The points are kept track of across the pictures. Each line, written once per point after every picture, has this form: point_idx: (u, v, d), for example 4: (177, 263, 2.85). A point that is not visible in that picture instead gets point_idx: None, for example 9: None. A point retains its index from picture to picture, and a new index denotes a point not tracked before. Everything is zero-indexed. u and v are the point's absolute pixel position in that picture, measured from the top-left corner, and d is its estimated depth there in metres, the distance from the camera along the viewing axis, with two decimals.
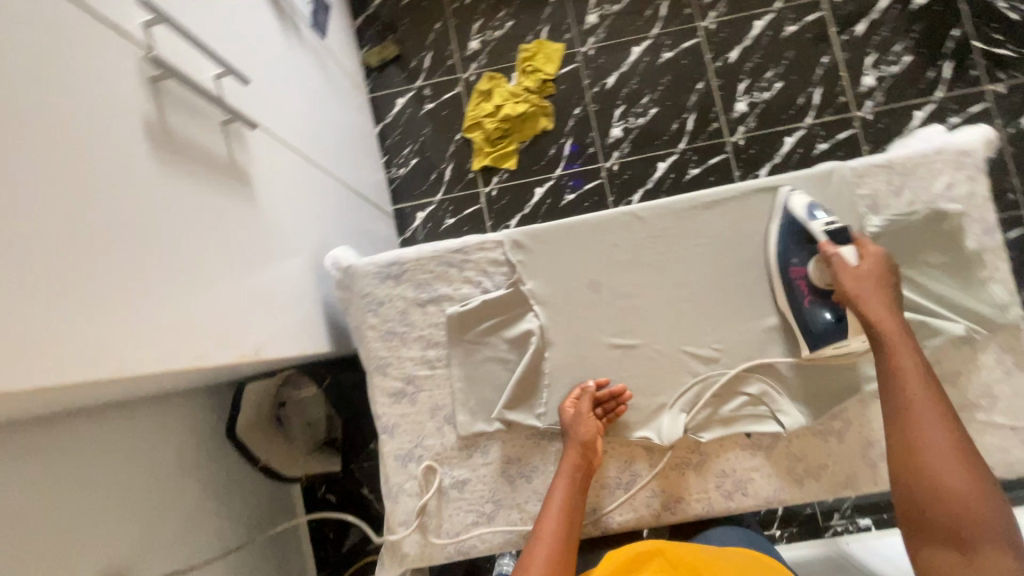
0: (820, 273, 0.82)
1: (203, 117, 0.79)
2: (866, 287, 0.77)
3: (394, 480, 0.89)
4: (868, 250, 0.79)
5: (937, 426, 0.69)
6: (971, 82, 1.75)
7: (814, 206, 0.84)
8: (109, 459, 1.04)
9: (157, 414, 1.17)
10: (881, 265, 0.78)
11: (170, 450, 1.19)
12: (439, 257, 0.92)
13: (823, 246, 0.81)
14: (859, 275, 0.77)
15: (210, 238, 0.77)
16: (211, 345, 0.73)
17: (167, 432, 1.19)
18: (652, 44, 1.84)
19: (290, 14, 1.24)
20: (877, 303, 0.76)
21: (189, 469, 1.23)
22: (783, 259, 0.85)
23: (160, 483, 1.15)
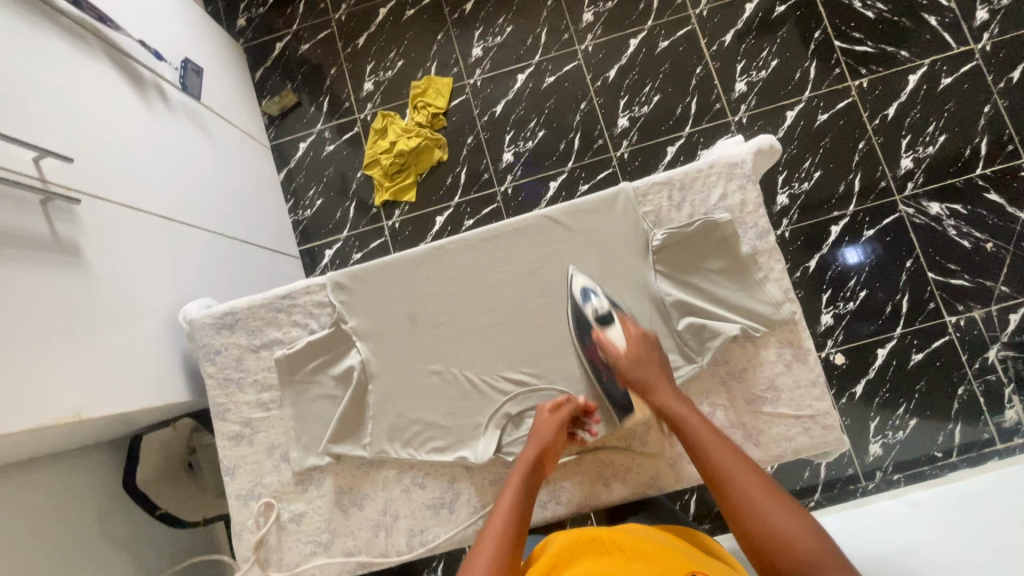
0: (603, 356, 0.90)
1: (13, 200, 0.85)
2: (648, 370, 0.86)
3: (238, 519, 0.94)
4: (631, 332, 0.89)
5: (747, 476, 0.74)
6: (836, 79, 1.84)
7: (589, 289, 0.91)
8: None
9: (46, 475, 1.21)
10: (651, 340, 0.88)
11: (61, 506, 1.23)
12: (268, 304, 0.98)
13: (597, 332, 0.90)
14: (631, 357, 0.87)
15: (20, 311, 0.82)
16: (15, 413, 0.77)
17: (59, 491, 1.23)
18: (535, 71, 1.93)
19: (153, 83, 1.32)
20: (647, 377, 0.85)
21: (86, 525, 1.27)
22: (580, 343, 0.92)
23: (54, 541, 1.19)
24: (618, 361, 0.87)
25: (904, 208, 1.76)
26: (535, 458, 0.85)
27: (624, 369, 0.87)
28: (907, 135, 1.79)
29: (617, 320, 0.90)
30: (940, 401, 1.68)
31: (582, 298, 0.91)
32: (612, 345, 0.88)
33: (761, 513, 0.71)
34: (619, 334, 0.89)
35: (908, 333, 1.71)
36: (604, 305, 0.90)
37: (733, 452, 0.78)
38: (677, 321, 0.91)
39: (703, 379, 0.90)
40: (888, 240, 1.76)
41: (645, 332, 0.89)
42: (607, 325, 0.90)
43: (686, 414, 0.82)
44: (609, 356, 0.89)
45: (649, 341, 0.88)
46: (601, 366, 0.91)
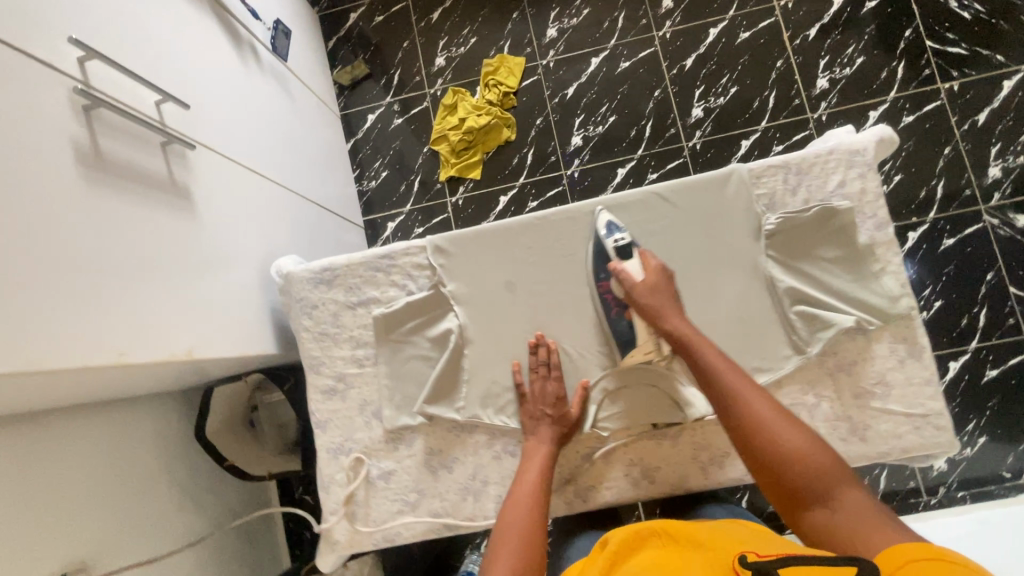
0: (619, 288, 0.89)
1: (139, 140, 0.86)
2: (662, 301, 0.85)
3: (326, 471, 0.95)
4: (650, 265, 0.89)
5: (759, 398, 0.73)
6: (925, 81, 1.78)
7: (614, 224, 0.92)
8: (71, 453, 1.10)
9: (121, 414, 1.23)
10: (667, 278, 0.88)
11: (140, 447, 1.27)
12: (367, 262, 0.98)
13: (614, 262, 0.89)
14: (648, 287, 0.86)
15: (142, 248, 0.84)
16: (138, 346, 0.79)
17: (131, 431, 1.25)
18: (610, 55, 1.90)
19: (248, 40, 1.33)
20: (660, 305, 0.85)
21: (155, 468, 1.30)
22: (594, 279, 0.92)
23: (127, 479, 1.22)
24: (635, 290, 0.86)
25: (988, 218, 1.70)
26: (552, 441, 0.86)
27: (638, 296, 0.86)
28: (997, 143, 1.72)
29: (636, 254, 0.90)
30: (1012, 421, 1.62)
31: (607, 230, 0.92)
32: (627, 275, 0.87)
33: (772, 431, 0.70)
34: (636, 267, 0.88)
35: (982, 348, 1.65)
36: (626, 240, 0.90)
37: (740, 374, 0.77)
38: (787, 308, 0.89)
39: (811, 369, 0.88)
40: (969, 251, 1.69)
41: (664, 266, 0.89)
42: (625, 258, 0.89)
43: (689, 331, 0.82)
44: (623, 289, 0.88)
45: (665, 275, 0.88)
46: (612, 301, 0.92)
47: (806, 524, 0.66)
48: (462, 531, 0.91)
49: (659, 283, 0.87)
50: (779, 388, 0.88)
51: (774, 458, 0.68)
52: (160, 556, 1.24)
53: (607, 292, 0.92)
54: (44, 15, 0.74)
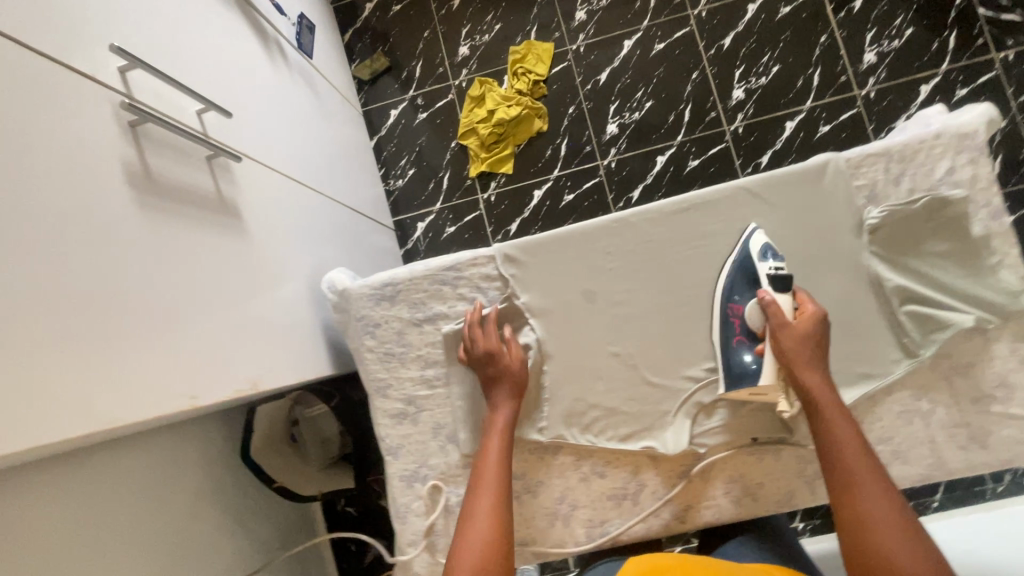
0: (757, 316, 0.80)
1: (186, 156, 0.78)
2: (801, 353, 0.75)
3: (401, 500, 0.89)
4: (806, 310, 0.78)
5: (877, 492, 0.66)
6: (978, 51, 1.69)
7: (770, 248, 0.81)
8: (136, 490, 1.04)
9: (180, 441, 1.17)
10: (817, 328, 0.77)
11: (199, 473, 1.21)
12: (432, 275, 0.91)
13: (762, 290, 0.79)
14: (797, 332, 0.76)
15: (201, 276, 0.77)
16: (209, 385, 0.74)
17: (190, 459, 1.19)
18: (643, 37, 1.81)
19: (274, 37, 1.24)
20: (805, 359, 0.75)
21: (212, 496, 1.24)
22: (726, 294, 0.83)
23: (188, 510, 1.16)
24: (782, 328, 0.76)
25: None
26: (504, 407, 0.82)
27: (782, 339, 0.76)
28: None
29: (791, 292, 0.79)
30: None
31: (761, 254, 0.81)
32: (777, 309, 0.77)
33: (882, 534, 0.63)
34: (781, 304, 0.77)
35: None
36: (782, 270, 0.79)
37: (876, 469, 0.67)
38: (896, 308, 0.82)
39: (923, 373, 0.82)
40: None
41: (822, 315, 0.78)
42: (778, 288, 0.79)
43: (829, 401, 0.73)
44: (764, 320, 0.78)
45: (819, 324, 0.77)
46: (738, 326, 0.82)
47: None
48: (552, 559, 0.86)
49: (807, 335, 0.76)
50: (889, 395, 0.82)
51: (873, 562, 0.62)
52: None
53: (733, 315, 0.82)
54: (81, 23, 0.66)
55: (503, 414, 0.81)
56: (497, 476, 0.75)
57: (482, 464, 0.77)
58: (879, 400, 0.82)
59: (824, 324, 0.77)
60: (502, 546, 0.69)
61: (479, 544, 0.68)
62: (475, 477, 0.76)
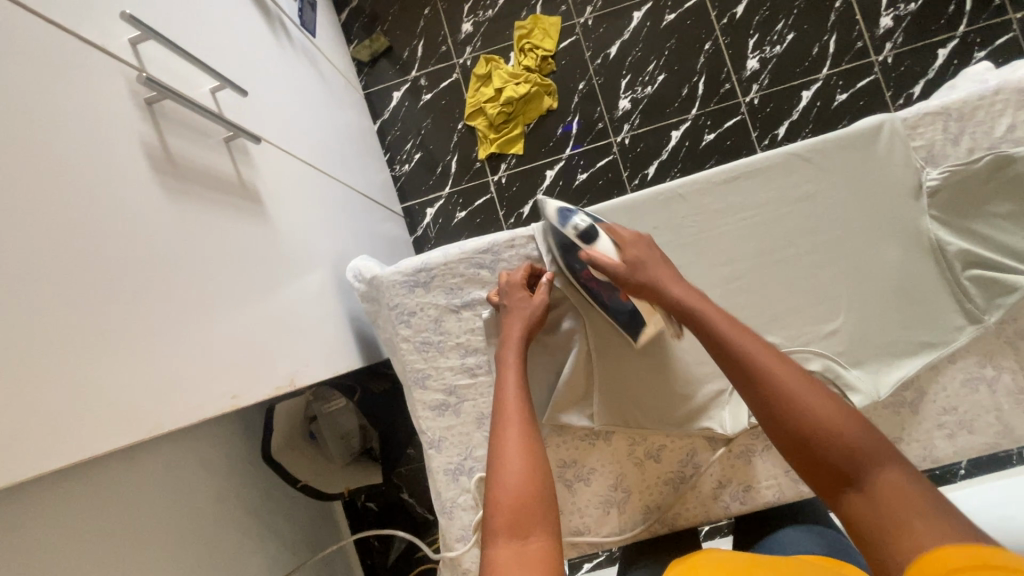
0: (598, 273, 0.79)
1: (206, 137, 0.72)
2: (655, 272, 0.74)
3: (446, 495, 0.85)
4: (626, 245, 0.77)
5: (786, 372, 0.60)
6: (996, 12, 1.65)
7: (566, 210, 0.81)
8: (162, 494, 0.99)
9: (195, 441, 1.10)
10: (646, 245, 0.77)
11: (224, 476, 1.16)
12: (468, 258, 0.87)
13: (583, 250, 0.78)
14: (630, 267, 0.75)
15: (231, 267, 0.72)
16: (248, 383, 0.70)
17: (207, 457, 1.12)
18: (653, 8, 1.74)
19: (276, 14, 1.17)
20: (663, 279, 0.73)
21: (232, 495, 1.18)
22: (569, 268, 0.82)
23: (216, 514, 1.12)
24: (614, 274, 0.76)
25: None
26: (523, 337, 0.78)
27: (620, 276, 0.75)
28: None
29: (604, 233, 0.79)
30: None
31: (560, 220, 0.81)
32: (600, 260, 0.76)
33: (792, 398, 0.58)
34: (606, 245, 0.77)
35: None
36: (588, 221, 0.79)
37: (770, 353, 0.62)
38: (959, 273, 0.79)
39: (987, 339, 0.79)
40: None
41: (638, 234, 0.78)
42: (594, 242, 0.78)
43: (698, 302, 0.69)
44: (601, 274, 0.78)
45: (641, 240, 0.77)
46: (599, 287, 0.82)
47: (836, 500, 0.54)
48: (607, 548, 0.83)
49: (654, 260, 0.75)
50: (953, 363, 0.79)
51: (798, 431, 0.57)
52: None
53: (586, 279, 0.82)
54: None
55: (517, 356, 0.76)
56: (523, 420, 0.69)
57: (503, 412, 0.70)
58: (941, 369, 0.79)
59: (650, 242, 0.78)
60: (541, 485, 0.63)
61: (512, 490, 0.61)
62: (498, 427, 0.69)
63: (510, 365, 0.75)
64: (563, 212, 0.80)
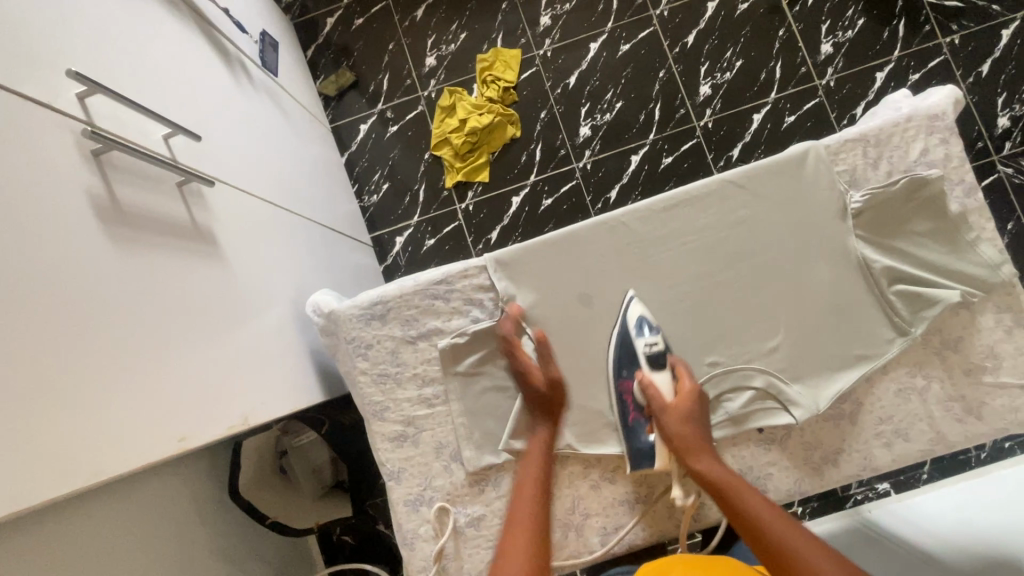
0: (641, 396, 0.84)
1: (157, 184, 0.74)
2: (695, 437, 0.79)
3: (408, 527, 0.85)
4: (684, 389, 0.82)
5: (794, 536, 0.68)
6: (926, 37, 1.76)
7: (645, 321, 0.84)
8: (130, 535, 0.98)
9: (154, 488, 1.07)
10: (697, 397, 0.81)
11: (192, 514, 1.15)
12: (423, 290, 0.89)
13: (642, 370, 0.84)
14: (678, 414, 0.80)
15: (179, 308, 0.73)
16: (197, 423, 0.70)
17: (167, 506, 1.09)
18: (608, 39, 1.82)
19: (237, 56, 1.20)
20: (704, 457, 0.78)
21: (195, 545, 1.14)
22: (615, 373, 0.85)
23: (186, 552, 1.11)
24: (659, 411, 0.81)
25: (1002, 168, 1.70)
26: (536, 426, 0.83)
27: (665, 427, 0.80)
28: (1001, 93, 1.72)
29: (667, 368, 0.84)
30: None
31: (635, 327, 0.84)
32: (656, 394, 0.82)
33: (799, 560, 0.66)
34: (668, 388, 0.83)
35: None
36: (657, 347, 0.83)
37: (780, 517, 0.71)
38: (885, 289, 0.84)
39: (916, 350, 0.83)
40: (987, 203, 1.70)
41: (699, 392, 0.82)
42: (655, 367, 0.84)
43: (726, 476, 0.76)
44: (647, 401, 0.82)
45: (704, 408, 0.81)
46: (630, 406, 0.85)
47: None
48: (567, 571, 0.84)
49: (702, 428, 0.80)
50: (885, 374, 0.83)
51: None
52: None
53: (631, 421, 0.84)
54: (34, 47, 0.61)
55: (537, 460, 0.81)
56: (529, 532, 0.74)
57: (512, 521, 0.76)
58: (876, 381, 0.83)
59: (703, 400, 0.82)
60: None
61: None
62: (507, 533, 0.75)
63: (528, 468, 0.81)
64: (642, 320, 0.84)
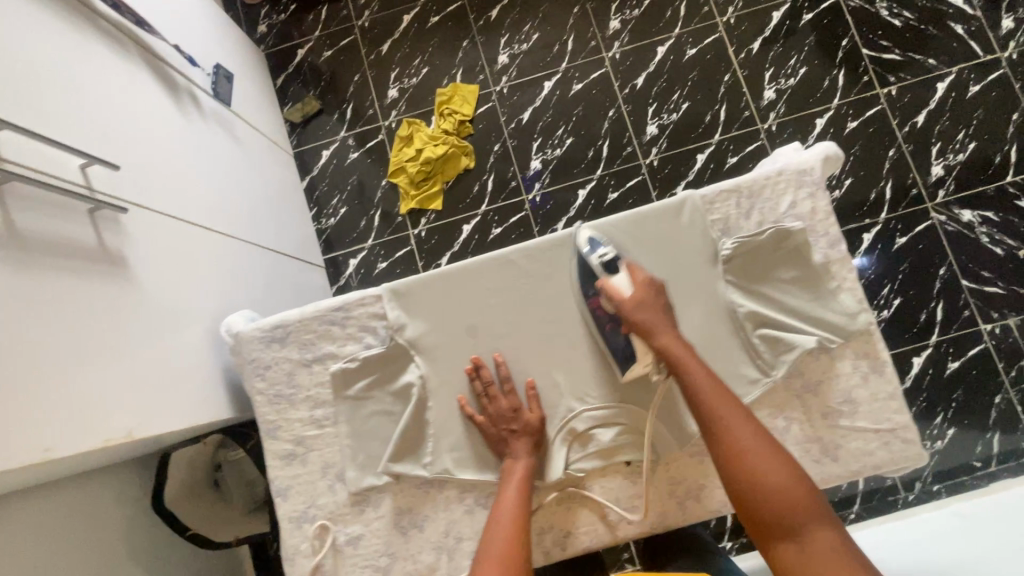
0: (607, 304, 0.86)
1: (63, 211, 0.81)
2: (652, 316, 0.82)
3: (291, 542, 0.90)
4: (637, 277, 0.85)
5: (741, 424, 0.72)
6: (864, 87, 1.84)
7: (595, 240, 0.89)
8: (43, 537, 1.02)
9: (46, 515, 1.04)
10: (655, 284, 0.85)
11: (117, 520, 1.19)
12: (321, 316, 0.94)
13: (602, 278, 0.86)
14: (635, 301, 0.83)
15: (69, 324, 0.77)
16: (68, 434, 0.72)
17: (61, 535, 1.06)
18: (562, 78, 1.91)
19: (185, 87, 1.28)
20: (667, 339, 0.80)
21: (94, 575, 1.11)
22: (583, 295, 0.90)
23: (104, 556, 1.14)
24: (622, 304, 0.83)
25: (936, 215, 1.76)
26: (523, 441, 0.86)
27: (627, 312, 0.82)
28: (936, 143, 1.79)
29: (623, 268, 0.87)
30: (976, 409, 1.66)
31: (589, 247, 0.89)
32: (615, 290, 0.84)
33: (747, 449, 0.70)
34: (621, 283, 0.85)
35: (943, 341, 1.70)
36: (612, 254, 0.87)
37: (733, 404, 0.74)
38: (750, 333, 0.88)
39: (778, 392, 0.87)
40: (920, 248, 1.75)
41: (652, 278, 0.86)
42: (612, 273, 0.86)
43: (683, 356, 0.78)
44: (610, 303, 0.85)
45: (651, 294, 0.84)
46: (602, 315, 0.89)
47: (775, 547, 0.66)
48: None
49: (658, 304, 0.83)
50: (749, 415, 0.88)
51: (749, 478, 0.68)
52: None
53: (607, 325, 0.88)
54: None
55: (522, 472, 0.82)
56: (516, 527, 0.74)
57: (498, 519, 0.75)
58: None
59: (658, 284, 0.85)
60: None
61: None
62: (490, 531, 0.74)
63: (513, 477, 0.82)
64: (594, 240, 0.89)
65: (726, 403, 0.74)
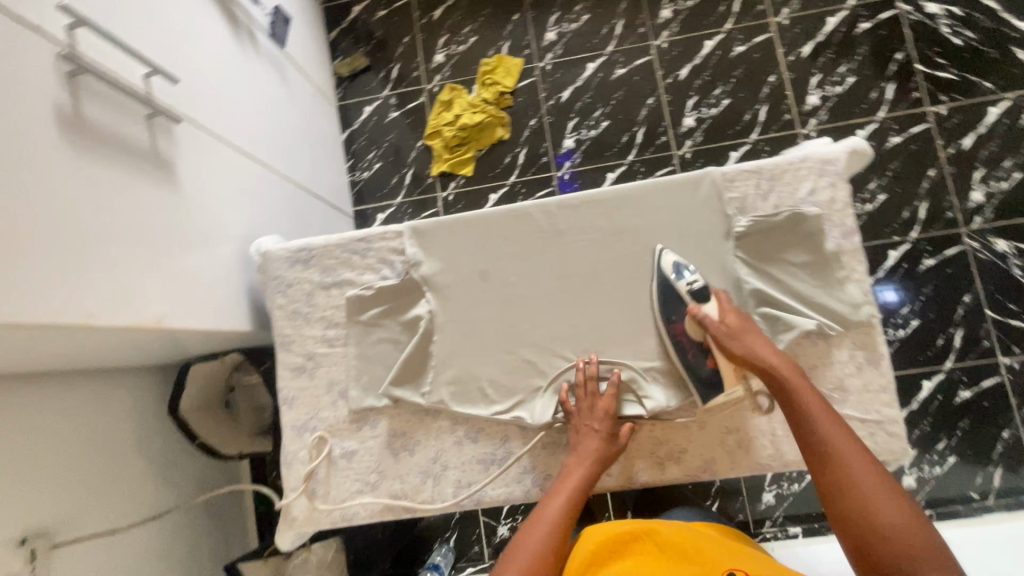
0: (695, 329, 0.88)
1: (124, 111, 0.88)
2: (749, 341, 0.83)
3: (290, 448, 0.96)
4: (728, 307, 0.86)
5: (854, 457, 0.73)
6: (913, 103, 1.80)
7: (682, 265, 0.89)
8: (52, 415, 1.09)
9: (68, 402, 1.13)
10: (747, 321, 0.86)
11: (127, 413, 1.26)
12: (344, 244, 1.00)
13: (690, 306, 0.87)
14: (730, 327, 0.85)
15: (117, 213, 0.84)
16: (103, 307, 0.78)
17: (78, 422, 1.14)
18: (606, 61, 1.92)
19: (246, 23, 1.35)
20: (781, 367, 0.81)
21: (102, 459, 1.18)
22: (665, 317, 0.90)
23: (112, 443, 1.21)
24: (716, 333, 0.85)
25: (969, 242, 1.72)
26: (594, 458, 0.86)
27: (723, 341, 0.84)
28: (979, 168, 1.75)
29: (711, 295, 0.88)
30: (981, 442, 1.63)
31: (676, 272, 0.89)
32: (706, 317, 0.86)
33: (859, 486, 0.70)
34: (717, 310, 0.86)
35: (957, 368, 1.67)
36: (700, 281, 0.88)
37: (850, 440, 0.75)
38: (752, 311, 0.90)
39: None
40: (947, 272, 1.71)
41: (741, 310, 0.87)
42: (702, 300, 0.87)
43: (816, 407, 0.78)
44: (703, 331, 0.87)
45: (748, 324, 0.85)
46: (687, 343, 0.89)
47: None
48: (417, 514, 0.92)
49: (759, 337, 0.84)
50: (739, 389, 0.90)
51: (858, 514, 0.69)
52: (137, 521, 1.22)
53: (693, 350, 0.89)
54: None
55: (576, 482, 0.85)
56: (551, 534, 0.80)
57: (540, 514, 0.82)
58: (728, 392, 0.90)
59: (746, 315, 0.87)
60: None
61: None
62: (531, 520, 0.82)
63: (570, 479, 0.85)
64: (681, 264, 0.89)
65: (842, 437, 0.75)
